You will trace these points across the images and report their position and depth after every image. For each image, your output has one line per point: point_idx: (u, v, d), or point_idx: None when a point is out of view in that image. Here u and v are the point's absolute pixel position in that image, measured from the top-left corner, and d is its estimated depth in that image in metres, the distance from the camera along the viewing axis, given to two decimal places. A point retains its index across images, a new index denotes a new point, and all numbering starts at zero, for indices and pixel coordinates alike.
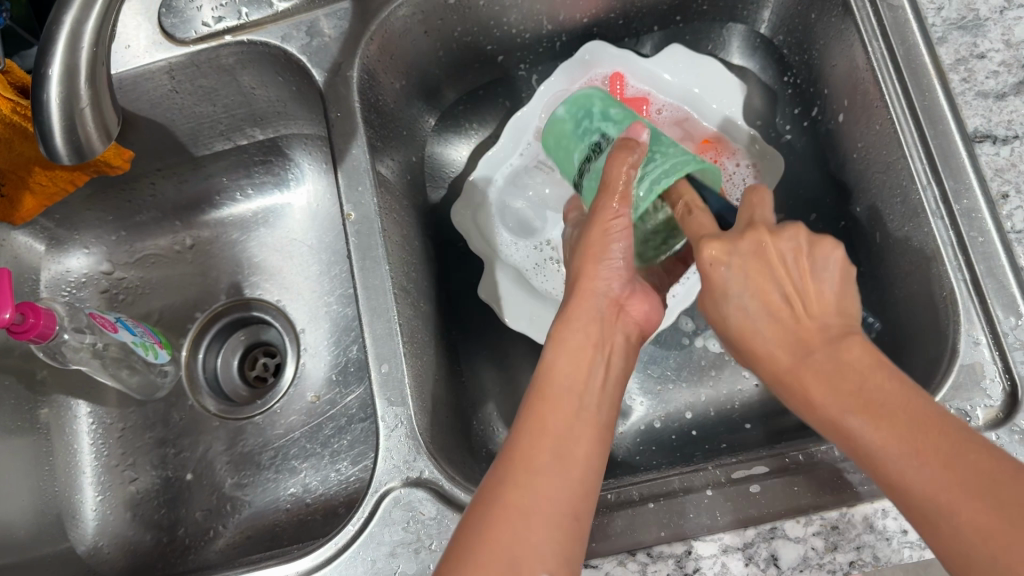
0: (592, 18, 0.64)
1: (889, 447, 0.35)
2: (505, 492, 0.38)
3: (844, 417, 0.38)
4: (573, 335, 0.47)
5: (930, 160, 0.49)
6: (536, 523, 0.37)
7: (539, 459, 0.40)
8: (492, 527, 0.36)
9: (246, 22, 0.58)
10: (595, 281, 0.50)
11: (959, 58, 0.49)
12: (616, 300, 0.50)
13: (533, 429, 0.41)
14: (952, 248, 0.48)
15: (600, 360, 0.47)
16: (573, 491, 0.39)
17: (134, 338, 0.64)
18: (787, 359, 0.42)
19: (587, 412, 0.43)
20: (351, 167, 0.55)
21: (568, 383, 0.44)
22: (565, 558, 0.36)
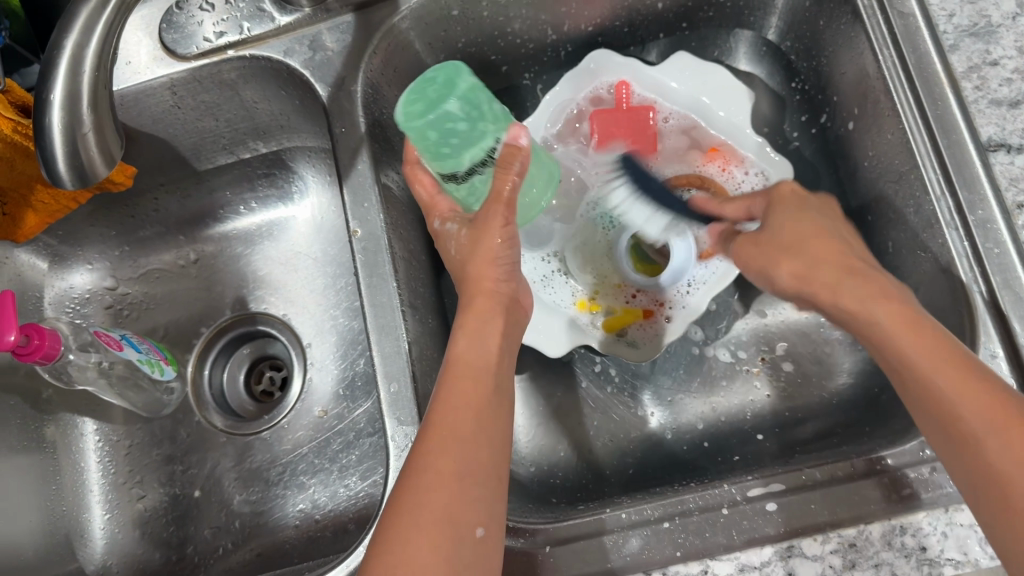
0: (597, 27, 0.63)
1: (920, 348, 0.41)
2: (434, 459, 0.40)
3: (899, 347, 0.42)
4: (478, 321, 0.48)
5: (943, 170, 0.48)
6: (466, 487, 0.39)
7: (460, 430, 0.41)
8: (427, 487, 0.39)
9: (248, 37, 0.57)
10: (490, 283, 0.50)
11: (971, 66, 0.48)
12: (510, 295, 0.51)
13: (447, 403, 0.43)
14: (968, 260, 0.47)
15: (507, 350, 0.48)
16: (491, 460, 0.41)
17: (139, 356, 0.63)
18: (820, 262, 0.48)
19: (492, 381, 0.45)
20: (357, 183, 0.54)
21: (479, 362, 0.46)
22: (492, 513, 0.39)
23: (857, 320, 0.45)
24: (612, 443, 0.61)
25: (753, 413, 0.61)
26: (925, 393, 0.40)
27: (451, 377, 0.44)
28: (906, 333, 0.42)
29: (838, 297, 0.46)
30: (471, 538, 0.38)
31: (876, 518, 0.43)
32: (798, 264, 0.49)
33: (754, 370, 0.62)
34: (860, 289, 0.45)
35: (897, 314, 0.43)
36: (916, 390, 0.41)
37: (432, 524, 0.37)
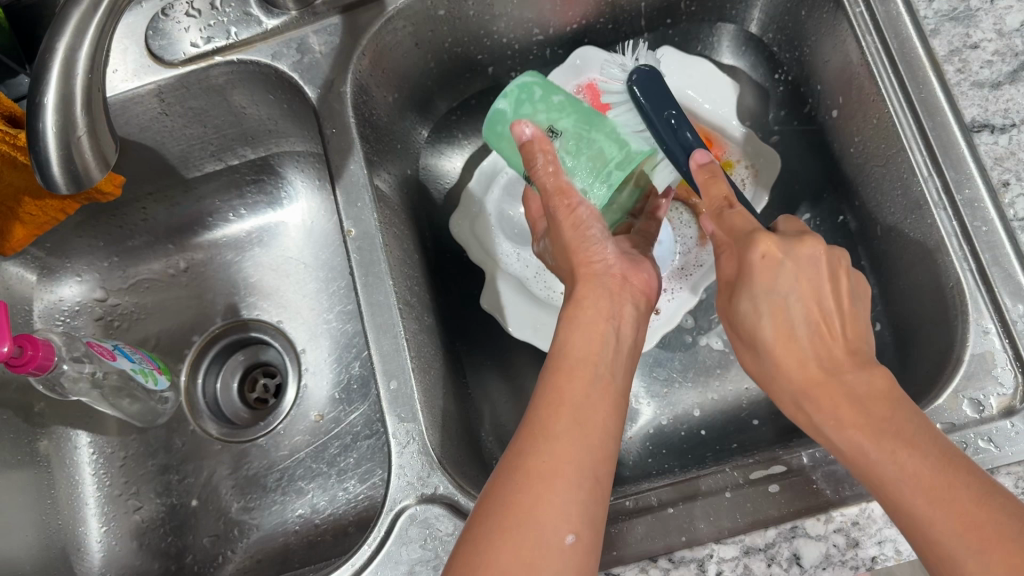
0: (581, 24, 0.64)
1: (896, 465, 0.38)
2: (529, 458, 0.40)
3: (852, 446, 0.41)
4: (587, 309, 0.49)
5: (929, 152, 0.49)
6: (558, 486, 0.39)
7: (557, 426, 0.41)
8: (517, 485, 0.39)
9: (235, 42, 0.57)
10: (594, 263, 0.52)
11: (953, 49, 0.49)
12: (618, 274, 0.52)
13: (548, 401, 0.43)
14: (957, 238, 0.48)
15: (612, 332, 0.48)
16: (595, 455, 0.41)
17: (132, 364, 0.63)
18: (791, 353, 0.46)
19: (605, 378, 0.45)
20: (350, 183, 0.54)
21: (584, 355, 0.46)
22: (589, 522, 0.38)
23: (863, 471, 0.40)
24: None
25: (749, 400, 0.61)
26: (885, 496, 0.39)
27: (556, 372, 0.45)
28: (901, 434, 0.39)
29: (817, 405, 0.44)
30: (559, 544, 0.37)
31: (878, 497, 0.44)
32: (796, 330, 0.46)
33: None
34: (862, 394, 0.42)
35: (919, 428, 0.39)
36: (874, 480, 0.39)
37: (519, 526, 0.37)
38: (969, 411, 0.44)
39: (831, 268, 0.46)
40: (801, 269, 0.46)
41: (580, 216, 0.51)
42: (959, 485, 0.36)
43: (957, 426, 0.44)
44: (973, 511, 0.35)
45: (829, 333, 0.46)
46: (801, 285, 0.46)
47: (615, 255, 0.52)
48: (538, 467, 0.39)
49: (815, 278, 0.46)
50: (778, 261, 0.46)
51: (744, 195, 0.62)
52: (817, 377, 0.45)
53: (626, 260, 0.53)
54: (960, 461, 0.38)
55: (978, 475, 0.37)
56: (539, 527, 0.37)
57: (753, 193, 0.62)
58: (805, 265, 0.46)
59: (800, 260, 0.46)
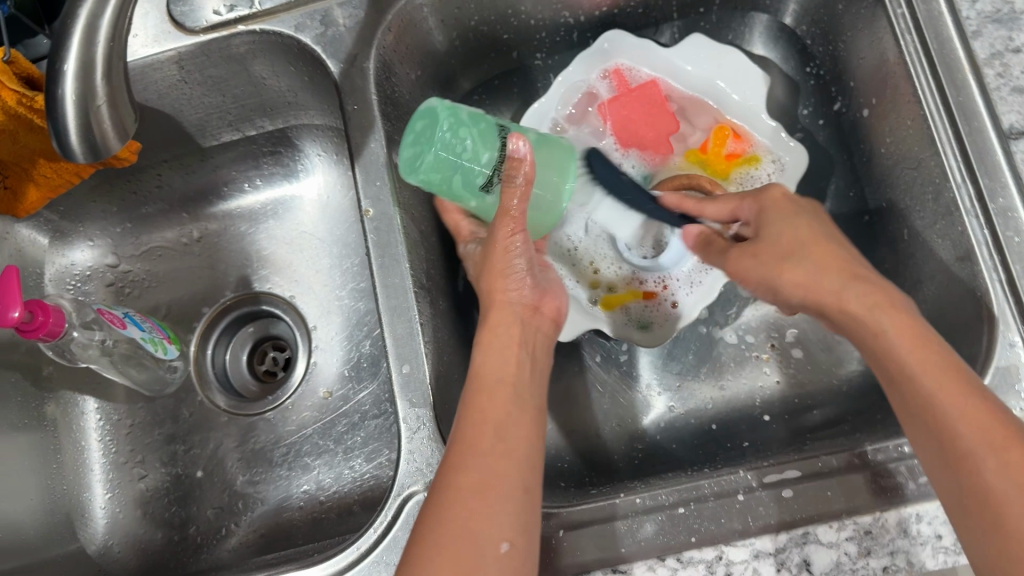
0: (611, 6, 0.62)
1: (951, 397, 0.40)
2: (461, 473, 0.42)
3: (893, 358, 0.43)
4: (499, 333, 0.50)
5: (964, 157, 0.48)
6: (490, 499, 0.41)
7: (486, 442, 0.43)
8: (449, 500, 0.41)
9: (259, 11, 0.56)
10: (507, 292, 0.51)
11: (994, 53, 0.48)
12: (528, 305, 0.52)
13: (471, 410, 0.45)
14: (987, 247, 0.47)
15: (525, 356, 0.50)
16: (518, 466, 0.43)
17: (142, 333, 0.63)
18: (811, 283, 0.47)
19: (527, 394, 0.47)
20: (369, 162, 0.53)
21: (500, 373, 0.48)
22: (521, 528, 0.41)
23: (896, 383, 0.43)
24: (621, 427, 0.61)
25: (763, 399, 0.61)
26: (934, 424, 0.40)
27: (478, 391, 0.47)
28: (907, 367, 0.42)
29: (857, 322, 0.45)
30: (494, 554, 0.39)
31: (891, 506, 0.44)
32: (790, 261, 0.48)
33: (764, 356, 0.62)
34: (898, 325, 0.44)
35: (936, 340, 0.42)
36: (915, 406, 0.41)
37: (458, 537, 0.39)
38: None
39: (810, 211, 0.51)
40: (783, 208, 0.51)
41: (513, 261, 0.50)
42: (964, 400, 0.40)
43: None
44: (999, 429, 0.38)
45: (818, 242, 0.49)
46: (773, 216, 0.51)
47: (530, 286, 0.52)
48: (470, 481, 0.41)
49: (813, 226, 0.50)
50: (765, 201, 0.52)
51: None
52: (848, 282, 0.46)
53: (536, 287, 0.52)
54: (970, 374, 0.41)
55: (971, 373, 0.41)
56: (475, 539, 0.39)
57: None
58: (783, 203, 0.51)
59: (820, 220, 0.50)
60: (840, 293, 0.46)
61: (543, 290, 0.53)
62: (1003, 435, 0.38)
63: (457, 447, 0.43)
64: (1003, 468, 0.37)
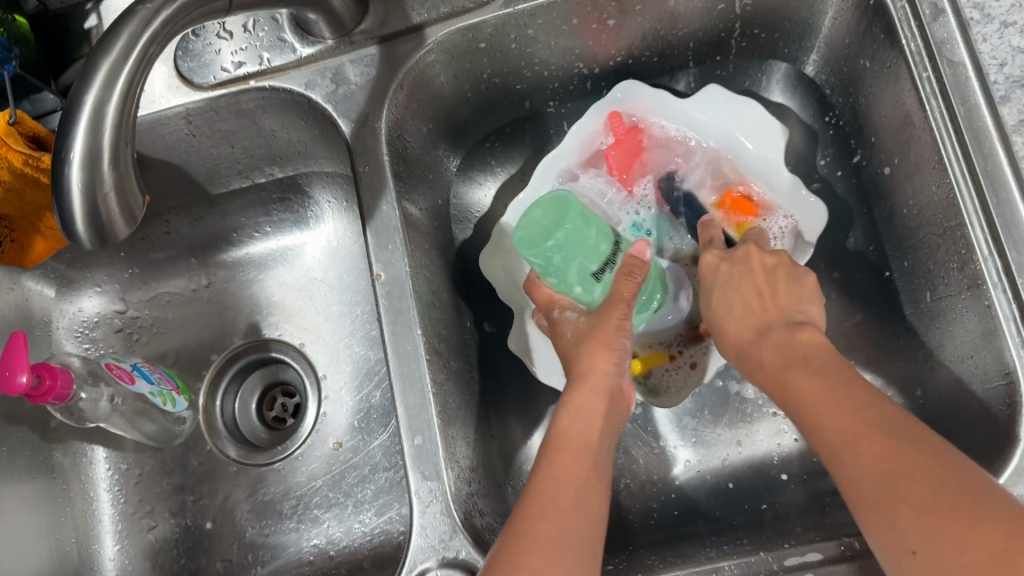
0: (625, 55, 0.61)
1: (863, 440, 0.40)
2: (532, 532, 0.40)
3: (813, 420, 0.43)
4: (587, 400, 0.47)
5: (991, 229, 0.47)
6: (559, 564, 0.38)
7: (564, 501, 0.41)
8: (527, 549, 0.39)
9: (269, 68, 0.55)
10: (603, 373, 0.49)
11: (1023, 120, 0.46)
12: (620, 386, 0.50)
13: (547, 468, 0.43)
14: (1014, 322, 0.45)
15: (611, 433, 0.47)
16: (590, 537, 0.40)
17: (150, 387, 0.62)
18: (761, 342, 0.49)
19: (605, 474, 0.44)
20: (380, 225, 0.52)
21: (583, 435, 0.45)
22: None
23: (820, 448, 0.42)
24: (635, 484, 0.60)
25: (781, 457, 0.59)
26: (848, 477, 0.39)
27: (561, 448, 0.44)
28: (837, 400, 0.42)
29: (788, 384, 0.45)
30: None
31: None
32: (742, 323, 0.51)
33: (781, 413, 0.60)
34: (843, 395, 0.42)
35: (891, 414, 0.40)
36: (835, 467, 0.40)
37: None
38: None
39: (765, 267, 0.54)
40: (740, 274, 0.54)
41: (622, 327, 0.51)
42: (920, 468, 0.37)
43: None
44: (918, 461, 0.37)
45: (765, 303, 0.52)
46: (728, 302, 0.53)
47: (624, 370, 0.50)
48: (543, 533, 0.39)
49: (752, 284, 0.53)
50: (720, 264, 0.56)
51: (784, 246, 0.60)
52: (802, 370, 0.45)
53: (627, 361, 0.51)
54: (898, 416, 0.40)
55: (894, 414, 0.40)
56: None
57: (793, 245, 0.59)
58: (741, 263, 0.55)
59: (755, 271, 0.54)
60: (781, 368, 0.47)
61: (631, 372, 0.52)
62: (927, 464, 0.37)
63: (530, 504, 0.41)
64: (919, 501, 0.36)
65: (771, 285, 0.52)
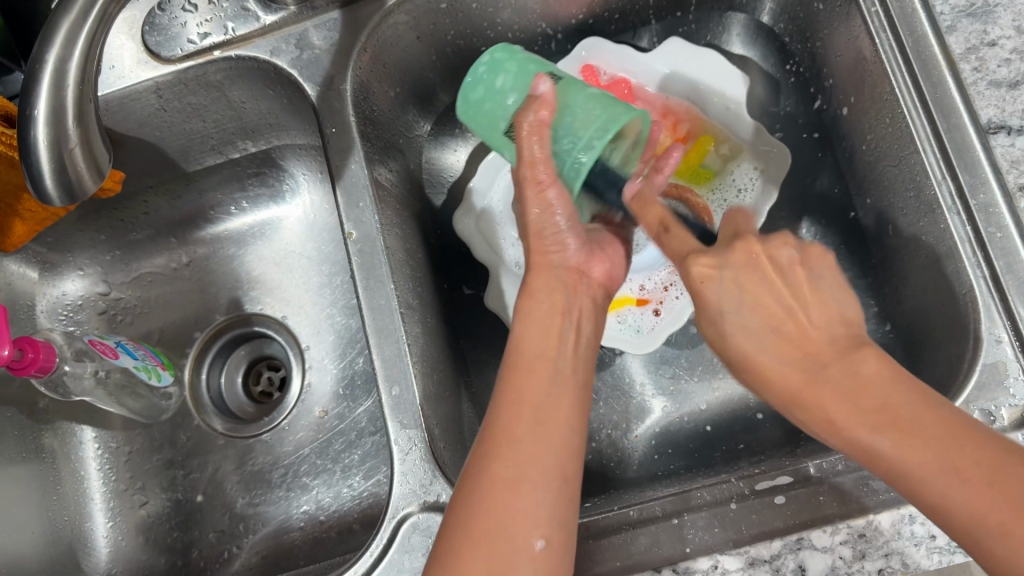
0: (587, 13, 0.62)
1: (894, 444, 0.37)
2: (495, 464, 0.42)
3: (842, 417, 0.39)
4: (540, 304, 0.50)
5: (943, 153, 0.48)
6: (524, 490, 0.41)
7: (518, 428, 0.43)
8: (486, 491, 0.41)
9: (234, 37, 0.56)
10: (549, 253, 0.53)
11: (970, 47, 0.48)
12: (574, 268, 0.53)
13: (507, 395, 0.45)
14: (970, 244, 0.47)
15: (569, 326, 0.50)
16: (559, 452, 0.42)
17: (135, 361, 0.63)
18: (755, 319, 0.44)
19: (566, 375, 0.47)
20: (350, 184, 0.53)
21: (538, 351, 0.48)
22: (558, 515, 0.41)
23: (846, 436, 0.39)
24: (616, 434, 0.61)
25: (757, 399, 0.61)
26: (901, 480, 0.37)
27: (516, 370, 0.46)
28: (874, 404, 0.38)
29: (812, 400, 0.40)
30: (528, 552, 0.39)
31: (884, 509, 0.44)
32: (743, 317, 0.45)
33: None
34: (858, 376, 0.39)
35: (907, 391, 0.38)
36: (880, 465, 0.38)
37: (492, 533, 0.39)
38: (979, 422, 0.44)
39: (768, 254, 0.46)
40: (742, 276, 0.46)
41: (546, 199, 0.51)
42: (956, 436, 0.35)
43: None
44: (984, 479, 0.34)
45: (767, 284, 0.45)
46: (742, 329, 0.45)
47: (575, 244, 0.54)
48: (504, 471, 0.41)
49: (763, 285, 0.45)
50: (718, 277, 0.46)
51: (751, 189, 0.60)
52: (801, 365, 0.42)
53: (582, 248, 0.54)
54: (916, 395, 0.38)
55: (962, 423, 0.36)
56: (510, 533, 0.39)
57: (759, 187, 0.60)
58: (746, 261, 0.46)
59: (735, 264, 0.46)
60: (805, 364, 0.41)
61: (590, 248, 0.54)
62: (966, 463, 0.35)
63: (489, 435, 0.44)
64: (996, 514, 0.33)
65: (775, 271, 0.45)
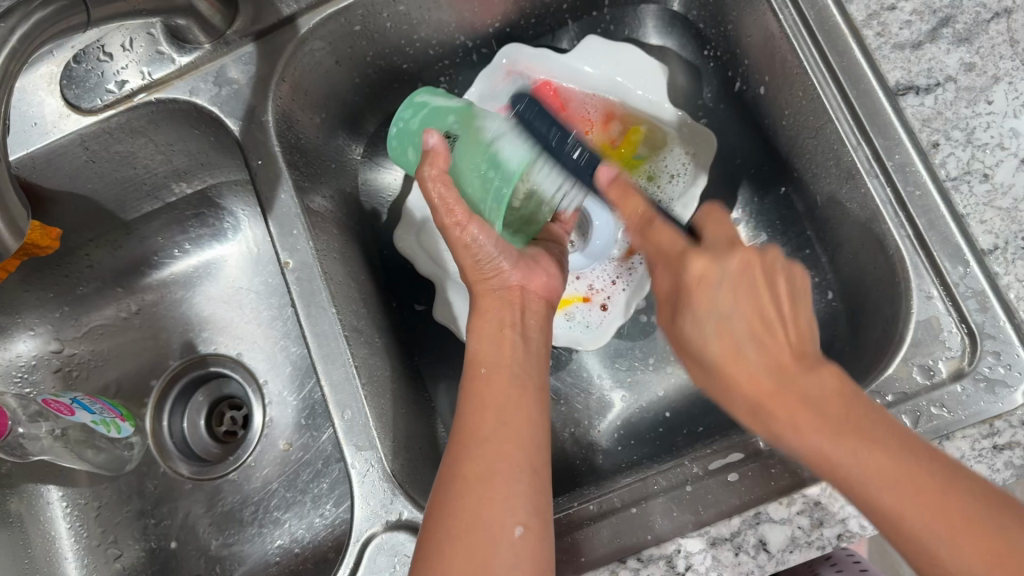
0: (502, 21, 0.63)
1: (861, 461, 0.38)
2: (465, 465, 0.43)
3: (812, 446, 0.40)
4: (488, 320, 0.50)
5: (856, 120, 0.49)
6: (497, 487, 0.42)
7: (485, 432, 0.44)
8: (459, 492, 0.42)
9: (152, 82, 0.56)
10: (486, 276, 0.51)
11: (871, 13, 0.49)
12: (516, 286, 0.51)
13: (469, 404, 0.46)
14: (892, 206, 0.48)
15: (519, 336, 0.50)
16: (524, 449, 0.44)
17: (92, 417, 0.62)
18: (730, 306, 0.45)
19: (523, 377, 0.48)
20: (281, 213, 0.53)
21: (496, 357, 0.48)
22: (534, 510, 0.42)
23: (814, 455, 0.40)
24: (579, 431, 0.62)
25: None
26: (863, 497, 0.38)
27: (475, 376, 0.48)
28: (860, 429, 0.38)
29: (785, 410, 0.41)
30: (509, 538, 0.41)
31: None
32: (727, 323, 0.44)
33: None
34: (821, 393, 0.40)
35: (874, 453, 0.37)
36: (849, 487, 0.38)
37: (470, 530, 0.41)
38: (921, 378, 0.45)
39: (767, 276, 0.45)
40: (738, 287, 0.45)
41: (471, 237, 0.49)
42: (966, 503, 0.35)
43: (910, 395, 0.45)
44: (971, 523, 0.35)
45: (764, 285, 0.45)
46: (725, 336, 0.44)
47: (512, 264, 0.51)
48: (473, 471, 0.43)
49: (753, 292, 0.45)
50: (713, 283, 0.45)
51: (685, 174, 0.61)
52: (771, 373, 0.42)
53: (513, 258, 0.51)
54: (910, 439, 0.38)
55: (945, 465, 0.37)
56: (487, 526, 0.41)
57: (691, 173, 0.61)
58: (749, 274, 0.45)
59: (735, 279, 0.45)
60: (794, 380, 0.41)
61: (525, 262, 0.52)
62: (934, 492, 0.36)
63: (459, 442, 0.45)
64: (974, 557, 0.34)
65: (771, 291, 0.45)
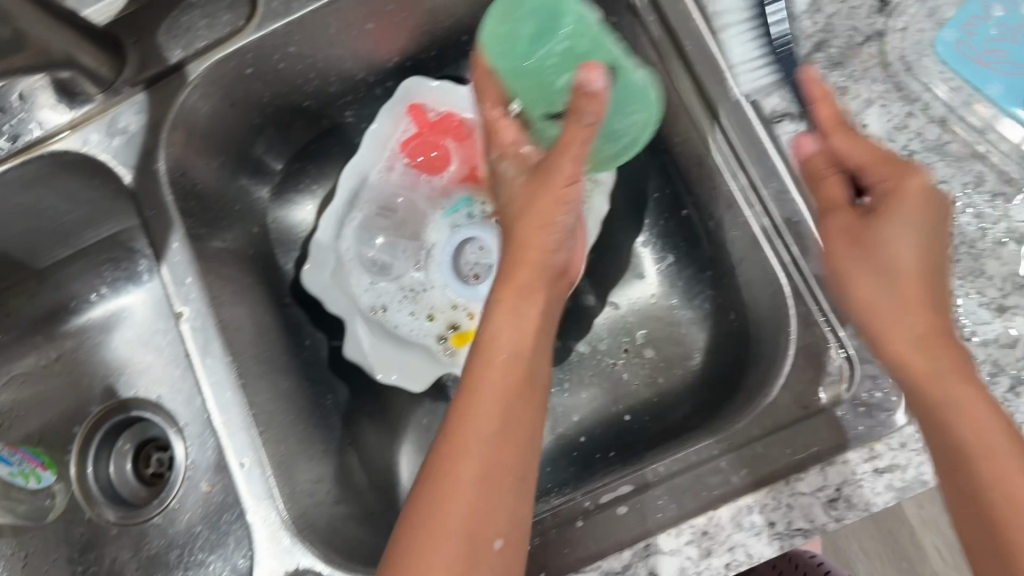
0: (401, 56, 0.63)
1: (961, 410, 0.37)
2: (460, 462, 0.40)
3: (919, 377, 0.38)
4: (531, 304, 0.46)
5: (735, 149, 0.51)
6: (490, 495, 0.39)
7: (491, 431, 0.41)
8: (444, 493, 0.39)
9: (43, 135, 0.55)
10: (543, 256, 0.47)
11: (747, 42, 0.49)
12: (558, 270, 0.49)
13: (482, 391, 0.42)
14: (768, 235, 0.50)
15: (545, 336, 0.46)
16: (517, 454, 0.41)
17: (10, 469, 0.61)
18: (516, 319, 0.44)
19: (536, 373, 0.44)
20: (175, 263, 0.53)
21: (516, 342, 0.44)
22: (516, 523, 0.40)
23: (918, 398, 0.38)
24: None
25: (626, 404, 0.61)
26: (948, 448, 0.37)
27: (507, 367, 0.43)
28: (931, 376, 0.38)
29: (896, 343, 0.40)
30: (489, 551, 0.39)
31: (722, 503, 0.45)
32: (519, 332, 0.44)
33: (618, 361, 0.63)
34: (920, 334, 0.39)
35: (972, 400, 0.37)
36: (933, 426, 0.38)
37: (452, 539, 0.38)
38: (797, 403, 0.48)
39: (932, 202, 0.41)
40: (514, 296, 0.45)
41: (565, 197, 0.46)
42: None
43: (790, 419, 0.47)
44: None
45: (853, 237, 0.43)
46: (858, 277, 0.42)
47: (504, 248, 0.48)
48: (473, 473, 0.39)
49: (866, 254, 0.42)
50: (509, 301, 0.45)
51: None
52: (918, 301, 0.39)
53: (540, 224, 0.46)
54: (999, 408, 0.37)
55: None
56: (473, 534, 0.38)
57: (594, 199, 0.61)
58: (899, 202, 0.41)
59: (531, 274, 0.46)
60: (896, 317, 0.40)
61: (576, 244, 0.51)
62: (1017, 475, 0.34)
63: (452, 433, 0.41)
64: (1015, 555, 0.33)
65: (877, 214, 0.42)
